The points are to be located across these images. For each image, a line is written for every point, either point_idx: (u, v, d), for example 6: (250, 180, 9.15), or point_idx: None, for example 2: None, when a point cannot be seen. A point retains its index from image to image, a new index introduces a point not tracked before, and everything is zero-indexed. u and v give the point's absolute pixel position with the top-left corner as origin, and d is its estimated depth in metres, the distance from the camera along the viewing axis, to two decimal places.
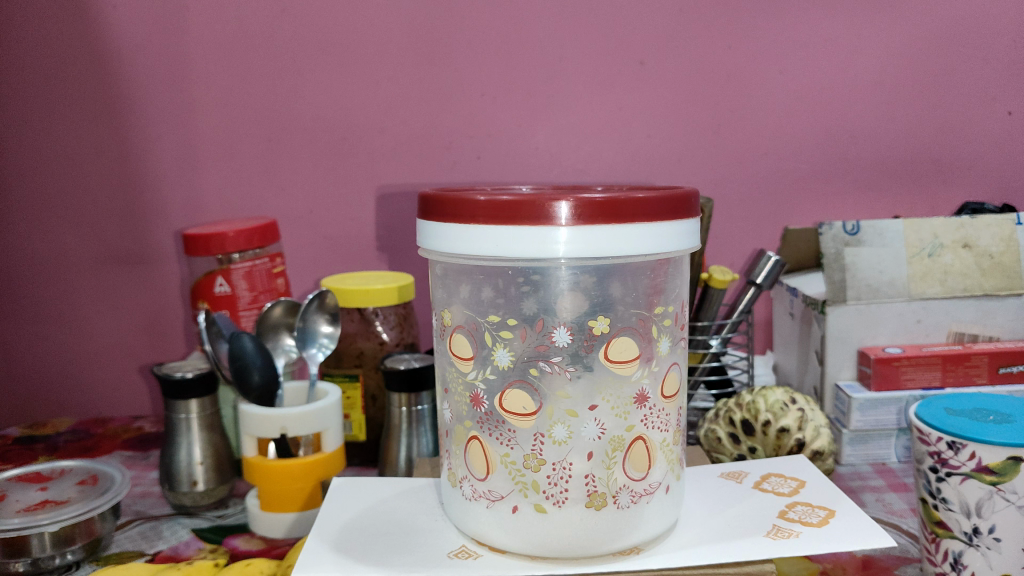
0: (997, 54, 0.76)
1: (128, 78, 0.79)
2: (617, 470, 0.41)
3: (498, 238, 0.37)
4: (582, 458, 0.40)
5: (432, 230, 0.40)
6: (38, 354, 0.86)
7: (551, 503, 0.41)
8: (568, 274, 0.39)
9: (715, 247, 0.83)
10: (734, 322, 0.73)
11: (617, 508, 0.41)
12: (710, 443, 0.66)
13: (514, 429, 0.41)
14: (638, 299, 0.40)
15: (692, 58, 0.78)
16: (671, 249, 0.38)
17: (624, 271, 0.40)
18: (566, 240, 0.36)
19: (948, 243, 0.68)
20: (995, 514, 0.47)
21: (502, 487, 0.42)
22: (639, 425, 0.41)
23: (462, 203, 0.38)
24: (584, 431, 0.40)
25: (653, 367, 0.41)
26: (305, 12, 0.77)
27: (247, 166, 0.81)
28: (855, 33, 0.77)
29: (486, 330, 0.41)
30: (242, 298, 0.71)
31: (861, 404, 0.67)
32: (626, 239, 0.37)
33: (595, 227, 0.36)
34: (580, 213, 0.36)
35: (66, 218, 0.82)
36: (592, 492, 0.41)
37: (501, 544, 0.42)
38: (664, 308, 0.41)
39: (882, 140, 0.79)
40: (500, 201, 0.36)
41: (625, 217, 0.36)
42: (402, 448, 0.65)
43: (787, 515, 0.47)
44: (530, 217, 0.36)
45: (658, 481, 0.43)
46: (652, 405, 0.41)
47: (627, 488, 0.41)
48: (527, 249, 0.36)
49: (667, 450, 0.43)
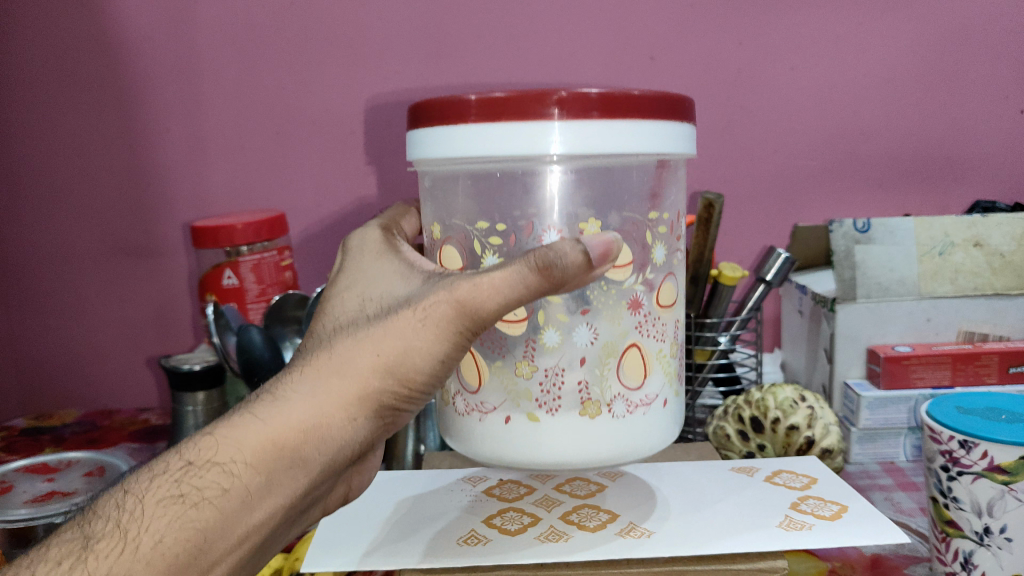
0: (1010, 54, 0.76)
1: (135, 69, 0.78)
2: (611, 376, 0.42)
3: (487, 136, 0.37)
4: (574, 363, 0.42)
5: (421, 137, 0.40)
6: (46, 344, 0.86)
7: (544, 411, 0.42)
8: (560, 180, 0.40)
9: (723, 244, 0.83)
10: (744, 319, 0.72)
11: (612, 417, 0.42)
12: (719, 440, 0.65)
13: (506, 337, 0.42)
14: (632, 202, 0.42)
15: (704, 54, 0.77)
16: (666, 149, 0.39)
17: (620, 175, 0.41)
18: (558, 135, 0.36)
19: (959, 242, 0.68)
20: (1006, 513, 0.47)
21: (495, 398, 0.43)
22: (633, 332, 0.43)
23: (453, 105, 0.38)
24: (575, 336, 0.42)
25: (647, 274, 0.43)
26: (313, 4, 0.77)
27: (255, 159, 0.81)
28: (868, 30, 0.76)
29: (475, 238, 0.43)
30: (250, 290, 0.71)
31: (870, 402, 0.66)
32: (618, 138, 0.37)
33: (588, 123, 0.36)
34: (572, 107, 0.36)
35: (74, 208, 0.82)
36: (586, 399, 0.42)
37: (497, 463, 0.43)
38: (659, 214, 0.43)
39: (892, 138, 0.79)
40: (492, 100, 0.37)
41: (618, 113, 0.37)
42: (409, 441, 0.67)
43: (800, 507, 0.47)
44: (520, 113, 0.36)
45: (655, 394, 0.44)
46: (647, 313, 0.43)
47: (623, 397, 0.42)
48: (514, 148, 0.37)
49: (662, 361, 0.44)
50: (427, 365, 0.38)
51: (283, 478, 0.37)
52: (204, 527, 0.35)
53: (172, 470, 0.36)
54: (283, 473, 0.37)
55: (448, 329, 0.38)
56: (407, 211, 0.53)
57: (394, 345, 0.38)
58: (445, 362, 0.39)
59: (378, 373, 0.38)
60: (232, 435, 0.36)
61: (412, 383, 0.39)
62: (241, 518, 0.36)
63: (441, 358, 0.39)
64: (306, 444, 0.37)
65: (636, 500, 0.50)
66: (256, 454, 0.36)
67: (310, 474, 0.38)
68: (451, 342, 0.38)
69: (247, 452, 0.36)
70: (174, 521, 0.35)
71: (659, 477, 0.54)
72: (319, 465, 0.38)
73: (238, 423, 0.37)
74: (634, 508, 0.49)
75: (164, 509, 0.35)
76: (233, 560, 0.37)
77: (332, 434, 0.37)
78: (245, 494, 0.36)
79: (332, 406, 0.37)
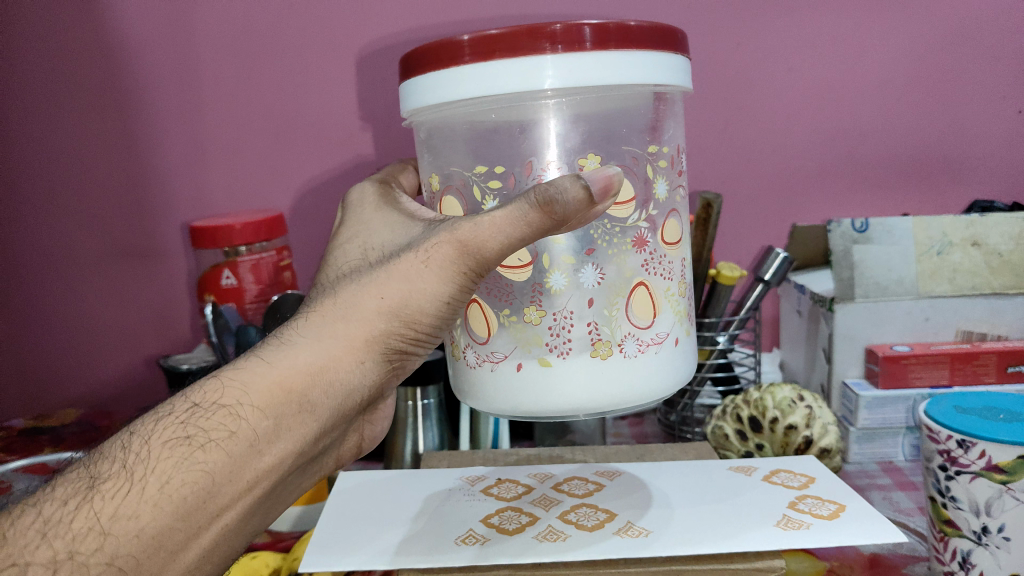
0: (1009, 54, 0.76)
1: (133, 69, 0.78)
2: (620, 316, 0.42)
3: (481, 75, 0.37)
4: (581, 305, 0.42)
5: (415, 85, 0.40)
6: (44, 344, 0.86)
7: (555, 355, 0.42)
8: (558, 120, 0.39)
9: (722, 243, 0.83)
10: (743, 318, 0.71)
11: (623, 358, 0.42)
12: (717, 439, 0.66)
13: (511, 284, 0.43)
14: (632, 137, 0.41)
15: (702, 54, 0.77)
16: (659, 82, 0.39)
17: (618, 111, 0.40)
18: (553, 68, 0.36)
19: (957, 241, 0.68)
20: (1004, 513, 0.47)
21: (504, 347, 0.43)
22: (640, 271, 0.42)
23: (447, 48, 0.38)
24: (583, 278, 0.42)
25: (651, 211, 0.42)
26: (311, 5, 0.77)
27: (254, 159, 0.81)
28: (866, 30, 0.76)
29: (473, 183, 0.42)
30: (249, 291, 0.71)
31: (868, 402, 0.66)
32: (612, 69, 0.37)
33: (584, 54, 0.36)
34: (567, 40, 0.36)
35: (72, 208, 0.82)
36: (596, 339, 0.41)
37: (512, 412, 0.43)
38: (658, 148, 0.42)
39: (890, 138, 0.79)
40: (485, 38, 0.37)
41: (611, 46, 0.36)
42: (408, 442, 0.68)
43: (798, 506, 0.48)
44: (512, 49, 0.36)
45: (666, 333, 0.43)
46: (653, 251, 0.43)
47: (633, 337, 0.42)
48: (508, 85, 0.37)
49: (672, 300, 0.43)
50: (431, 308, 0.40)
51: (290, 421, 0.38)
52: (213, 469, 0.36)
53: (177, 415, 0.38)
54: (292, 415, 0.38)
55: (449, 271, 0.39)
56: (404, 171, 0.56)
57: (395, 290, 0.40)
58: (448, 304, 0.41)
59: (381, 317, 0.40)
60: (238, 379, 0.38)
61: (413, 327, 0.41)
62: (249, 462, 0.37)
63: (445, 299, 0.40)
64: (313, 387, 0.39)
65: (634, 499, 0.50)
66: (265, 396, 0.38)
67: (317, 418, 0.40)
68: (454, 285, 0.40)
69: (255, 393, 0.38)
70: (182, 462, 0.36)
71: (658, 476, 0.54)
72: (327, 407, 0.40)
73: (247, 366, 0.39)
74: (631, 507, 0.49)
75: (171, 450, 0.36)
76: (242, 505, 0.38)
77: (340, 377, 0.40)
78: (253, 437, 0.37)
79: (341, 351, 0.40)
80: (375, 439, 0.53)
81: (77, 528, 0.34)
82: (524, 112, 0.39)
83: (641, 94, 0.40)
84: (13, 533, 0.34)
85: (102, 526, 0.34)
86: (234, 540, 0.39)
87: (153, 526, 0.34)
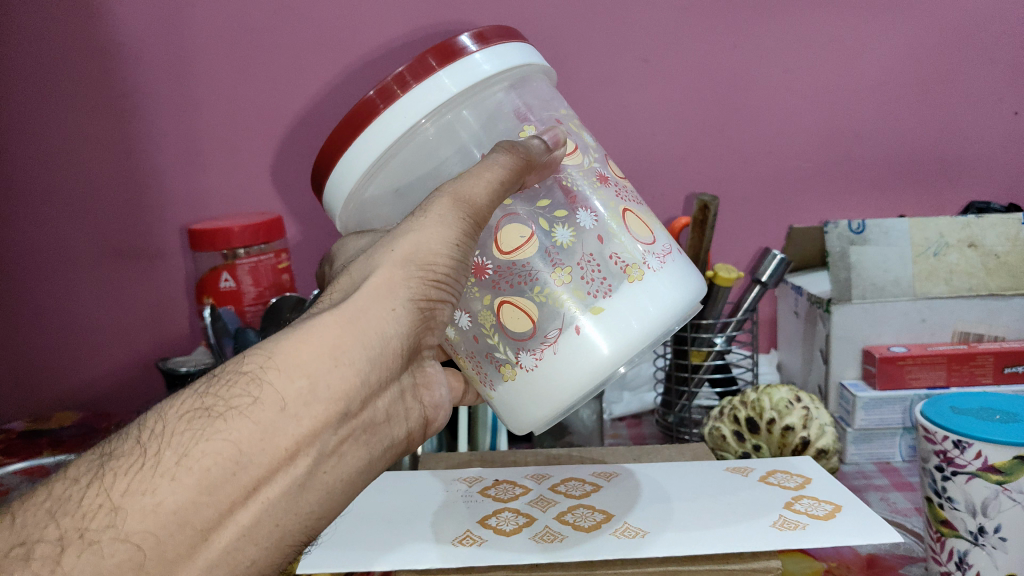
0: (1005, 57, 0.76)
1: (133, 73, 0.79)
2: (629, 237, 0.43)
3: (400, 112, 0.39)
4: (595, 246, 0.43)
5: (341, 168, 0.42)
6: (44, 347, 0.86)
7: (600, 299, 0.42)
8: (474, 116, 0.43)
9: (719, 245, 0.83)
10: (739, 320, 0.71)
11: (654, 271, 0.42)
12: (714, 441, 0.65)
13: (529, 260, 0.43)
14: (539, 112, 0.45)
15: (699, 56, 0.77)
16: (533, 60, 0.43)
17: (513, 98, 0.44)
18: (452, 74, 0.39)
19: (954, 242, 0.68)
20: (1000, 513, 0.47)
21: (555, 320, 0.42)
22: (620, 200, 0.44)
23: (358, 115, 0.40)
24: (580, 223, 0.43)
25: (594, 154, 0.46)
26: (309, 8, 0.77)
27: (253, 161, 0.82)
28: (863, 32, 0.76)
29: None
30: (247, 293, 0.72)
31: (865, 403, 0.67)
32: (495, 56, 0.40)
33: (468, 55, 0.40)
34: (447, 51, 0.40)
35: (71, 210, 0.82)
36: (625, 265, 0.42)
37: (588, 369, 0.41)
38: (564, 112, 0.47)
39: (887, 140, 0.79)
40: (389, 84, 0.40)
41: (482, 42, 0.41)
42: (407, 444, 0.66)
43: (794, 507, 0.48)
44: (414, 78, 0.39)
45: (668, 244, 0.45)
46: (616, 183, 0.46)
47: (651, 252, 0.43)
48: (428, 103, 0.39)
49: (653, 219, 0.46)
50: (448, 252, 0.40)
51: (326, 377, 0.35)
52: (238, 436, 0.33)
53: (195, 389, 0.35)
54: (324, 368, 0.35)
55: (457, 216, 0.40)
56: None
57: (407, 240, 0.40)
58: (466, 249, 0.40)
59: (400, 264, 0.39)
60: (260, 346, 0.36)
61: (438, 272, 0.40)
62: (283, 427, 0.34)
63: (459, 244, 0.40)
64: (344, 338, 0.36)
65: (630, 499, 0.51)
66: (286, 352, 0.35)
67: (355, 371, 0.36)
68: (465, 229, 0.40)
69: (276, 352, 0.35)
70: (202, 433, 0.33)
71: (655, 477, 0.54)
72: (362, 359, 0.37)
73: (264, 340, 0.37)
74: (628, 508, 0.49)
75: (188, 423, 0.34)
76: (281, 479, 0.34)
77: (371, 325, 0.37)
78: (280, 398, 0.34)
79: (364, 301, 0.38)
80: (439, 408, 0.44)
81: (87, 504, 0.32)
82: (450, 129, 0.42)
83: (520, 86, 0.44)
84: (23, 512, 0.32)
85: (113, 501, 0.32)
86: (286, 523, 0.35)
87: (173, 501, 0.31)
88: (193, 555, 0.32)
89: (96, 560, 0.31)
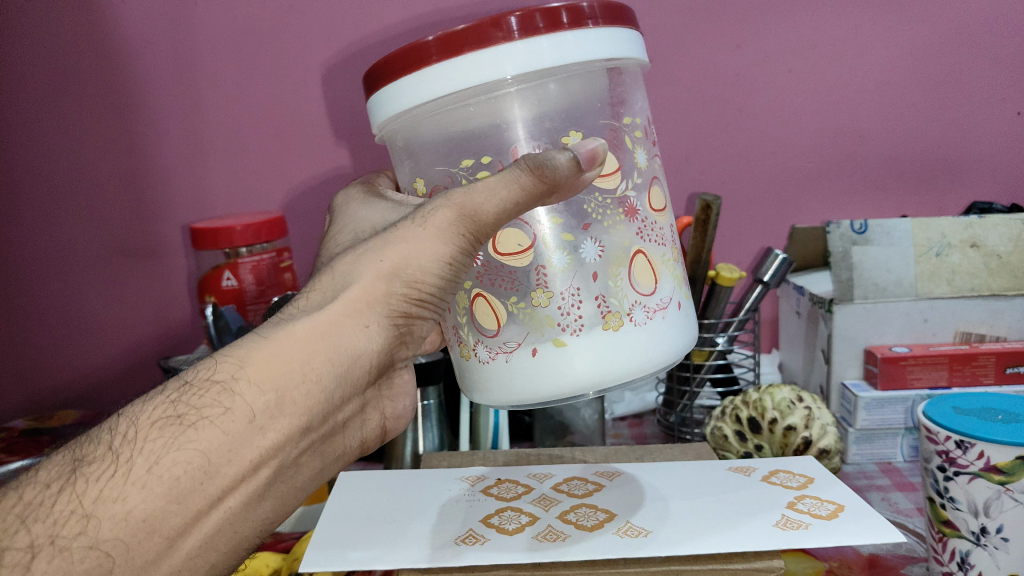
0: (1008, 57, 0.76)
1: (135, 71, 0.79)
2: (625, 284, 0.42)
3: (451, 70, 0.38)
4: (586, 281, 0.42)
5: (387, 95, 0.41)
6: (45, 344, 0.86)
7: (568, 334, 0.42)
8: (534, 101, 0.40)
9: (722, 244, 0.84)
10: (741, 319, 0.72)
11: (634, 326, 0.42)
12: (716, 440, 0.66)
13: (515, 271, 0.43)
14: (603, 111, 0.42)
15: (702, 56, 0.77)
16: (621, 55, 0.40)
17: (585, 91, 0.41)
18: (519, 52, 0.37)
19: (957, 243, 0.68)
20: (1002, 514, 0.47)
21: (517, 335, 0.43)
22: (636, 239, 0.43)
23: (415, 53, 0.39)
24: (583, 253, 0.42)
25: (635, 179, 0.44)
26: (311, 7, 0.77)
27: (256, 160, 0.82)
28: (865, 32, 0.76)
29: (462, 178, 0.43)
30: (249, 292, 0.72)
31: (867, 403, 0.67)
32: (571, 46, 0.38)
33: (547, 36, 0.37)
34: (529, 25, 0.37)
35: (73, 208, 0.82)
36: (607, 311, 0.42)
37: (532, 394, 0.43)
38: (632, 120, 0.44)
39: (889, 140, 0.79)
40: (453, 35, 0.38)
41: (572, 26, 0.38)
42: (408, 443, 0.67)
43: (797, 507, 0.48)
44: (479, 39, 0.37)
45: (668, 298, 0.44)
46: (644, 220, 0.44)
47: (640, 304, 0.43)
48: (480, 73, 0.38)
49: (668, 266, 0.45)
50: (433, 269, 0.40)
51: (293, 393, 0.37)
52: (207, 447, 0.36)
53: (168, 396, 0.37)
54: (292, 385, 0.37)
55: (448, 235, 0.40)
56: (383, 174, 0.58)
57: (396, 252, 0.40)
58: (450, 266, 0.41)
59: (382, 278, 0.40)
60: (233, 354, 0.38)
61: (418, 290, 0.41)
62: (250, 438, 0.36)
63: (447, 261, 0.40)
64: (314, 358, 0.38)
65: (633, 499, 0.51)
66: (259, 367, 0.37)
67: (321, 388, 0.38)
68: (453, 250, 0.40)
69: (251, 365, 0.37)
70: (172, 443, 0.35)
71: (657, 477, 0.54)
72: (331, 377, 0.39)
73: (243, 343, 0.38)
74: (631, 508, 0.49)
75: (160, 431, 0.36)
76: (243, 486, 0.37)
77: (344, 343, 0.39)
78: (250, 412, 0.36)
79: (340, 317, 0.39)
80: (399, 418, 0.49)
81: (59, 510, 0.34)
82: (501, 105, 0.40)
83: (602, 72, 0.42)
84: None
85: (85, 508, 0.34)
86: (243, 528, 0.38)
87: (142, 508, 0.34)
88: (159, 559, 0.35)
89: (66, 565, 0.33)
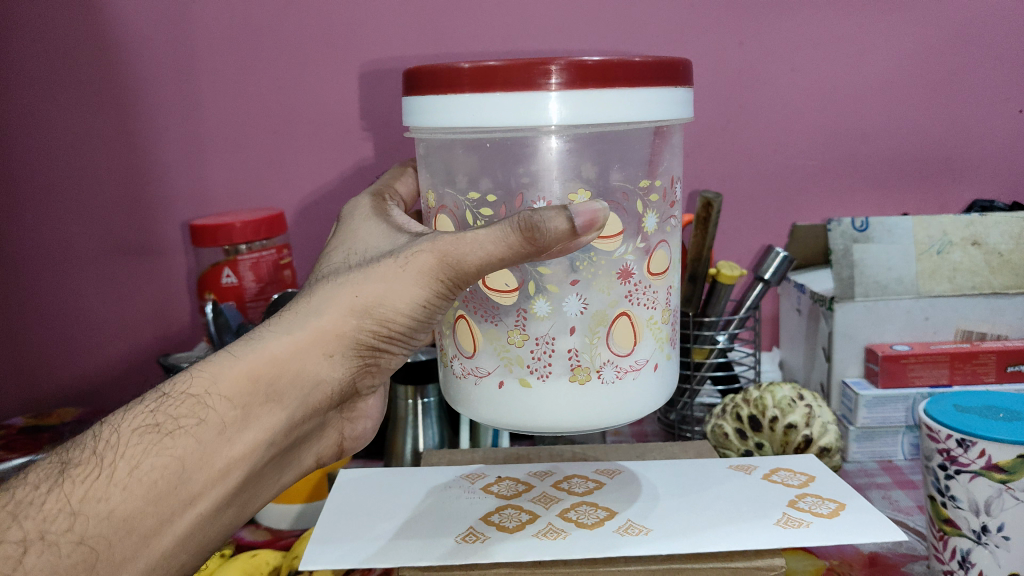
0: (1009, 54, 0.76)
1: (134, 69, 0.78)
2: (601, 345, 0.42)
3: (476, 104, 0.37)
4: (563, 333, 0.42)
5: (416, 106, 0.40)
6: (45, 341, 0.86)
7: (535, 377, 0.42)
8: (556, 151, 0.40)
9: (722, 242, 0.83)
10: (743, 317, 0.71)
11: (601, 382, 0.42)
12: (716, 438, 0.66)
13: (497, 306, 0.43)
14: (627, 169, 0.41)
15: (703, 53, 0.77)
16: (663, 119, 0.39)
17: (614, 145, 0.40)
18: (551, 104, 0.36)
19: (958, 240, 0.68)
20: (1003, 512, 0.47)
21: (488, 364, 0.43)
22: (624, 301, 0.42)
23: (448, 75, 0.38)
24: (565, 307, 0.42)
25: (639, 244, 0.42)
26: (311, 3, 0.77)
27: (255, 157, 0.81)
28: (866, 29, 0.76)
29: (467, 209, 0.43)
30: (249, 289, 0.72)
31: (867, 401, 0.66)
32: (604, 107, 0.37)
33: (584, 91, 0.36)
34: (569, 77, 0.36)
35: (72, 206, 0.82)
36: (576, 365, 0.42)
37: (494, 419, 0.44)
38: (651, 183, 0.42)
39: (890, 137, 0.79)
40: (487, 69, 0.37)
41: (616, 85, 0.37)
42: (408, 440, 0.68)
43: (798, 505, 0.48)
44: (512, 83, 0.36)
45: (645, 360, 0.43)
46: (637, 283, 0.43)
47: (612, 363, 0.42)
48: (504, 116, 0.37)
49: (654, 329, 0.44)
50: (408, 309, 0.41)
51: (259, 410, 0.39)
52: (182, 455, 0.37)
53: (147, 404, 0.39)
54: (257, 404, 0.39)
55: (427, 278, 0.40)
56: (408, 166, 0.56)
57: (373, 289, 0.40)
58: (425, 307, 0.41)
59: (353, 313, 0.40)
60: (207, 369, 0.39)
61: (388, 326, 0.41)
62: (219, 448, 0.38)
63: (422, 303, 0.41)
64: (281, 380, 0.40)
65: (635, 497, 0.50)
66: (231, 386, 0.39)
67: (284, 407, 0.40)
68: (430, 294, 0.40)
69: (223, 383, 0.39)
70: (150, 449, 0.37)
71: (657, 475, 0.54)
72: (295, 400, 0.41)
73: (217, 359, 0.40)
74: (632, 506, 0.49)
75: (140, 437, 0.37)
76: (214, 493, 0.39)
77: (310, 370, 0.41)
78: (221, 424, 0.38)
79: (310, 346, 0.40)
80: (356, 440, 0.52)
81: (47, 509, 0.35)
82: (524, 144, 0.40)
83: (639, 129, 0.40)
84: None
85: (72, 507, 0.35)
86: (212, 530, 0.40)
87: (122, 509, 0.36)
88: (135, 557, 0.36)
89: (54, 559, 0.35)
